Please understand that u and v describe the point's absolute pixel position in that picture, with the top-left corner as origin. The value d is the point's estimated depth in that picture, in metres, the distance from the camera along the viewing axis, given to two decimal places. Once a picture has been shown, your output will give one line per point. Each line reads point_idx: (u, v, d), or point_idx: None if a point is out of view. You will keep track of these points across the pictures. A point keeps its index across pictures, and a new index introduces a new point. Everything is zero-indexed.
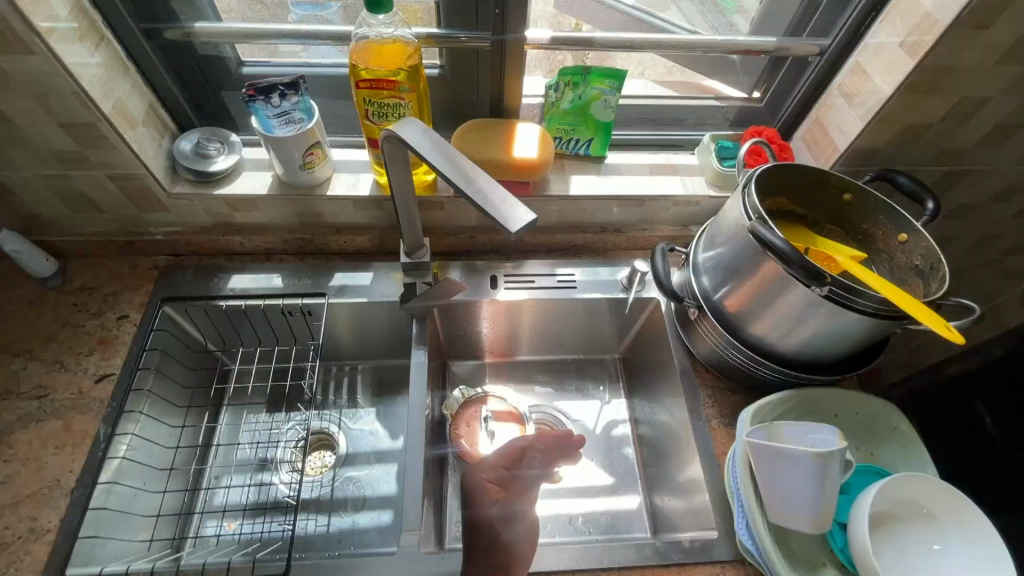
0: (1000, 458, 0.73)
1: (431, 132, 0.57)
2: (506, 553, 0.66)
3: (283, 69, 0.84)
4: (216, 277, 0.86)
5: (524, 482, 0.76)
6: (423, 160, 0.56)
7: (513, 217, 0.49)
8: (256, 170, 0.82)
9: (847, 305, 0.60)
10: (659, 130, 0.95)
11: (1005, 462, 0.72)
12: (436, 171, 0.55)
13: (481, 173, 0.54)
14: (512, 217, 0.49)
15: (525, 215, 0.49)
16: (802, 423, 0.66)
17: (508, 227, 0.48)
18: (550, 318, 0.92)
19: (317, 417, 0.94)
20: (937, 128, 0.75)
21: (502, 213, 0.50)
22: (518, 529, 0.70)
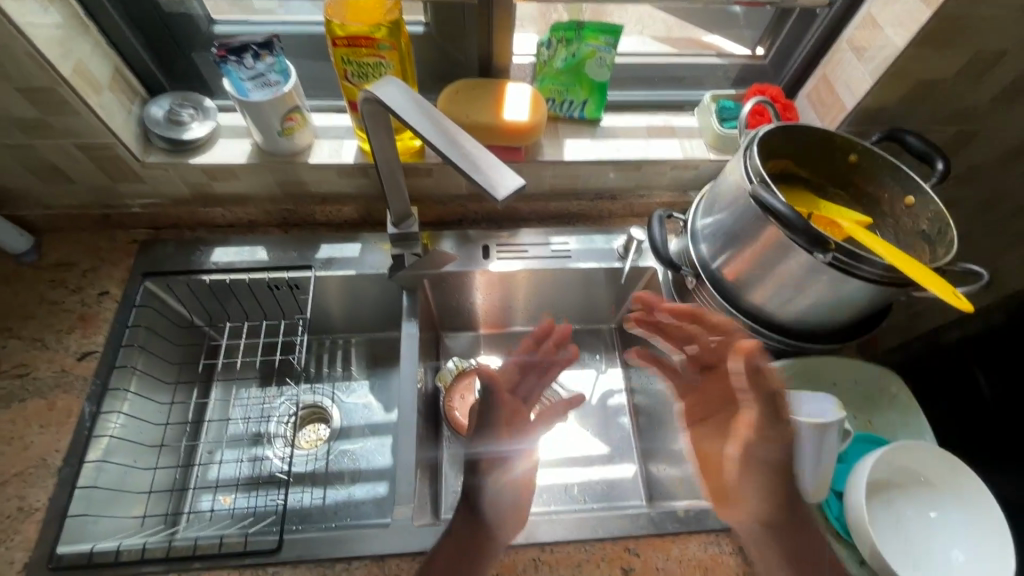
0: None
1: (411, 92, 0.53)
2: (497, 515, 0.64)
3: (258, 28, 0.78)
4: (199, 250, 0.83)
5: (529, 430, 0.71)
6: (404, 123, 0.52)
7: (501, 182, 0.46)
8: (233, 137, 0.78)
9: (850, 272, 0.58)
10: (657, 90, 0.91)
11: None
12: (420, 137, 0.51)
13: (467, 137, 0.50)
14: (501, 181, 0.46)
15: (513, 180, 0.46)
16: (801, 394, 0.65)
17: (495, 194, 0.46)
18: (545, 289, 0.90)
19: (310, 391, 0.93)
20: (949, 85, 0.71)
21: (488, 178, 0.47)
22: (506, 487, 0.66)
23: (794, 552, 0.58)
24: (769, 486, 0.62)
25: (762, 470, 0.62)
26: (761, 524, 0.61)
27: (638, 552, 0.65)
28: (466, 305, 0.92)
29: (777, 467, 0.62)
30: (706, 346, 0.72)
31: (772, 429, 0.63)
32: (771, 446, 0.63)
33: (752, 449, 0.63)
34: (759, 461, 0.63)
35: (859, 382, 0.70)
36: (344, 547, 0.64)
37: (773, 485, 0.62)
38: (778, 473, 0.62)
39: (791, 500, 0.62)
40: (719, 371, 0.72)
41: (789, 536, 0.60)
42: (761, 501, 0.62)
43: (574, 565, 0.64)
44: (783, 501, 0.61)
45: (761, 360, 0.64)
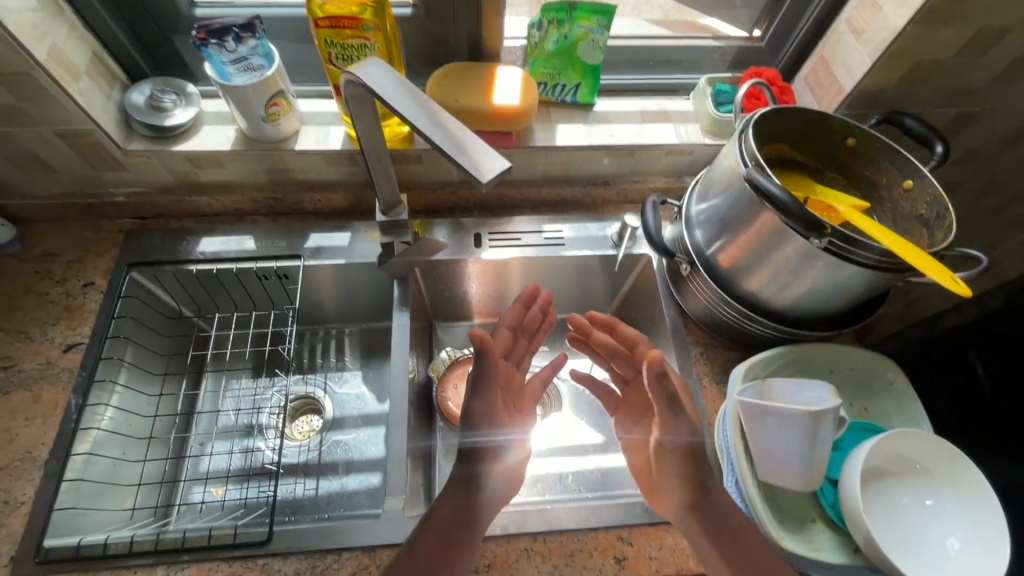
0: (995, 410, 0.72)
1: (395, 74, 0.52)
2: (494, 506, 0.62)
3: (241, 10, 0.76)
4: (185, 240, 0.81)
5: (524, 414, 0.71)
6: (387, 105, 0.51)
7: (487, 166, 0.45)
8: (218, 124, 0.76)
9: (846, 258, 0.57)
10: (652, 74, 0.89)
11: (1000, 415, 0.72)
12: (403, 120, 0.50)
13: (452, 120, 0.49)
14: (488, 163, 0.45)
15: (500, 162, 0.45)
16: (795, 380, 0.64)
17: (480, 178, 0.44)
18: (538, 277, 0.89)
19: (303, 381, 0.92)
20: (950, 65, 0.70)
21: (474, 161, 0.45)
22: (498, 481, 0.63)
23: (712, 533, 0.57)
24: (681, 475, 0.60)
25: (677, 458, 0.60)
26: (684, 510, 0.60)
27: (632, 541, 0.64)
28: (458, 294, 0.91)
29: (687, 452, 0.60)
30: (624, 362, 0.75)
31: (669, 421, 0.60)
32: (674, 434, 0.60)
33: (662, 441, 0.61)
34: (669, 453, 0.61)
35: (855, 370, 0.69)
36: (335, 539, 0.64)
37: (684, 472, 0.60)
38: (687, 459, 0.60)
39: (705, 484, 0.59)
40: (637, 385, 0.75)
41: (706, 515, 0.58)
42: (677, 488, 0.60)
43: (568, 555, 0.63)
44: (694, 484, 0.60)
45: (666, 363, 0.59)
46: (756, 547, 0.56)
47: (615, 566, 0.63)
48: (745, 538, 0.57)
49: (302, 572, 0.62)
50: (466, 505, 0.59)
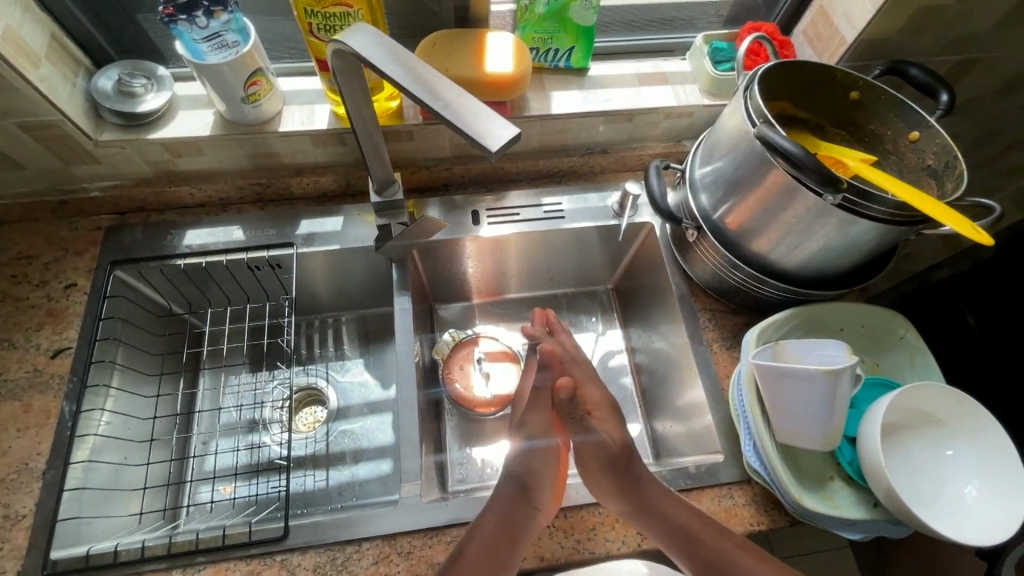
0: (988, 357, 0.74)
1: (385, 39, 0.49)
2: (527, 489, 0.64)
3: None
4: (170, 233, 0.77)
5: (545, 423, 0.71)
6: (381, 73, 0.47)
7: (491, 133, 0.42)
8: (194, 109, 0.72)
9: (859, 212, 0.55)
10: (647, 33, 0.85)
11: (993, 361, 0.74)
12: (396, 87, 0.47)
13: (451, 86, 0.46)
14: (493, 132, 0.42)
15: (507, 129, 0.42)
16: (808, 340, 0.63)
17: (487, 146, 0.42)
18: (538, 252, 0.87)
19: (304, 373, 0.91)
20: (954, 10, 0.67)
21: (476, 129, 0.43)
22: (536, 462, 0.67)
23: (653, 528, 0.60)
24: (615, 481, 0.63)
25: (604, 476, 0.64)
26: (624, 515, 0.61)
27: None
28: (458, 275, 0.89)
29: (607, 462, 0.65)
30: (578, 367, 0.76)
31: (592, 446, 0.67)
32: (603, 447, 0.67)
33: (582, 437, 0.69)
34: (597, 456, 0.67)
35: (866, 326, 0.69)
36: (352, 530, 0.62)
37: (611, 484, 0.63)
38: (618, 460, 0.65)
39: (633, 482, 0.62)
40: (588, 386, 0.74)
41: (651, 514, 0.60)
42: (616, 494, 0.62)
43: (590, 528, 0.63)
44: (629, 489, 0.62)
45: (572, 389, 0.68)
46: (704, 533, 0.59)
47: (637, 536, 0.62)
48: (689, 529, 0.59)
49: (321, 566, 0.61)
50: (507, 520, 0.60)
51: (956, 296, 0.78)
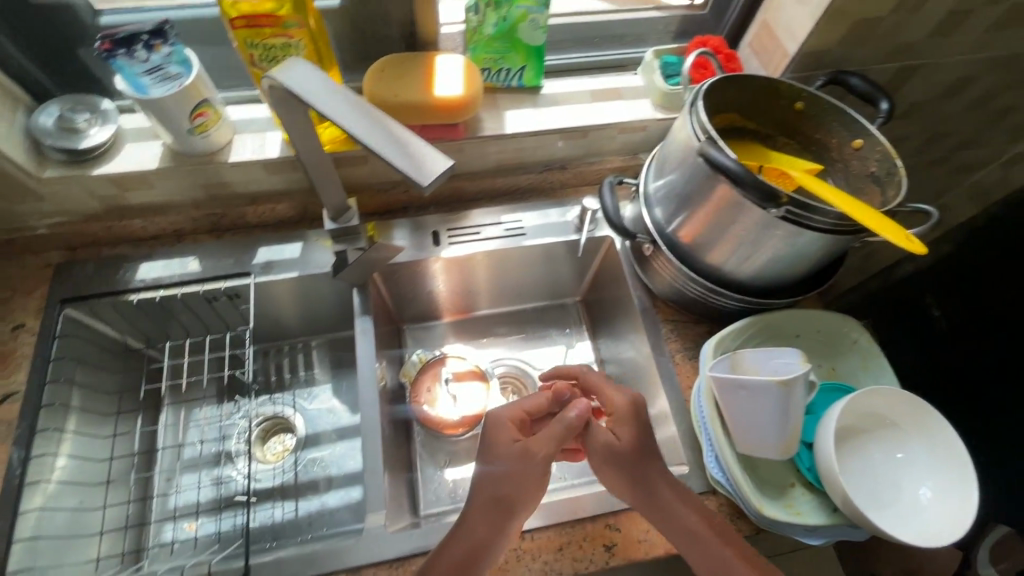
0: (951, 348, 0.81)
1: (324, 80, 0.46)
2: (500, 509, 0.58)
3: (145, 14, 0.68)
4: (123, 268, 0.76)
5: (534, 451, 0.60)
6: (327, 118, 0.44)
7: (426, 166, 0.42)
8: (140, 142, 0.71)
9: (804, 225, 0.56)
10: (599, 49, 0.86)
11: (956, 353, 0.80)
12: (337, 126, 0.44)
13: (405, 131, 0.43)
14: (427, 164, 0.42)
15: (441, 161, 0.42)
16: (765, 349, 0.64)
17: (420, 181, 0.41)
18: (504, 269, 0.87)
19: (270, 402, 0.90)
20: (889, 20, 0.69)
21: (412, 163, 0.42)
22: (501, 486, 0.59)
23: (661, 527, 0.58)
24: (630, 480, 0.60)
25: (615, 471, 0.61)
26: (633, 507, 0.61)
27: (619, 527, 0.64)
28: (424, 295, 0.89)
29: (619, 459, 0.61)
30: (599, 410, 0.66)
31: (603, 450, 0.62)
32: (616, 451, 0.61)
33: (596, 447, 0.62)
34: (613, 454, 0.61)
35: (822, 332, 0.70)
36: (317, 566, 0.61)
37: (620, 478, 0.60)
38: (629, 461, 0.60)
39: (644, 480, 0.59)
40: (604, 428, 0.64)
41: (663, 514, 0.58)
42: (628, 488, 0.60)
43: (557, 549, 0.63)
44: (638, 485, 0.59)
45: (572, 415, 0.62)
46: (711, 537, 0.57)
47: (604, 554, 0.63)
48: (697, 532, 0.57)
49: None
50: (476, 543, 0.56)
51: (925, 291, 0.84)
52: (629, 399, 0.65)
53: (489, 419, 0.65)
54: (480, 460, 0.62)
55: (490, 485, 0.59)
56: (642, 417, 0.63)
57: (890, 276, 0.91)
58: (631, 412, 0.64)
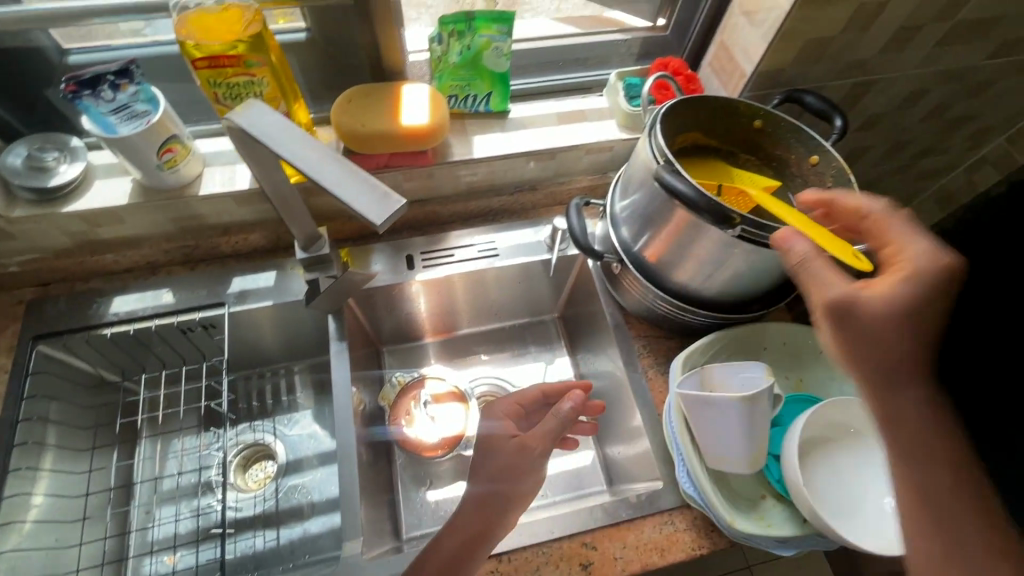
0: None
1: (282, 123, 0.46)
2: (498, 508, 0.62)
3: (112, 52, 0.69)
4: (95, 303, 0.76)
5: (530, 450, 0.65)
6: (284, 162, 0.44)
7: (377, 207, 0.41)
8: (111, 177, 0.71)
9: (761, 243, 0.58)
10: (565, 72, 0.88)
11: None
12: (295, 169, 0.44)
13: (358, 173, 0.43)
14: (375, 205, 0.41)
15: (393, 201, 0.42)
16: (731, 363, 0.66)
17: (372, 221, 0.41)
18: (480, 289, 0.88)
19: (250, 429, 0.90)
20: (839, 40, 0.71)
21: (363, 203, 0.41)
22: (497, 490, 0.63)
23: (903, 426, 0.46)
24: (922, 391, 0.46)
25: (877, 341, 0.47)
26: (884, 396, 0.47)
27: (595, 545, 0.65)
28: (402, 317, 0.90)
29: (883, 325, 0.46)
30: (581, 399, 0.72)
31: (874, 308, 0.47)
32: (881, 310, 0.46)
33: (836, 320, 0.48)
34: (864, 325, 0.47)
35: (787, 343, 0.72)
36: None
37: (870, 347, 0.47)
38: (894, 342, 0.46)
39: (916, 371, 0.46)
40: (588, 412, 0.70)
41: (911, 417, 0.46)
42: (885, 360, 0.47)
43: (533, 569, 0.63)
44: (916, 369, 0.46)
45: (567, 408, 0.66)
46: (940, 467, 0.45)
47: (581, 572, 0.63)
48: (935, 458, 0.45)
49: None
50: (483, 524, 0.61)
51: None
52: (937, 261, 0.47)
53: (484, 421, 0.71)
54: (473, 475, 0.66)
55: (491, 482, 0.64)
56: (937, 288, 0.46)
57: None
58: (940, 285, 0.46)
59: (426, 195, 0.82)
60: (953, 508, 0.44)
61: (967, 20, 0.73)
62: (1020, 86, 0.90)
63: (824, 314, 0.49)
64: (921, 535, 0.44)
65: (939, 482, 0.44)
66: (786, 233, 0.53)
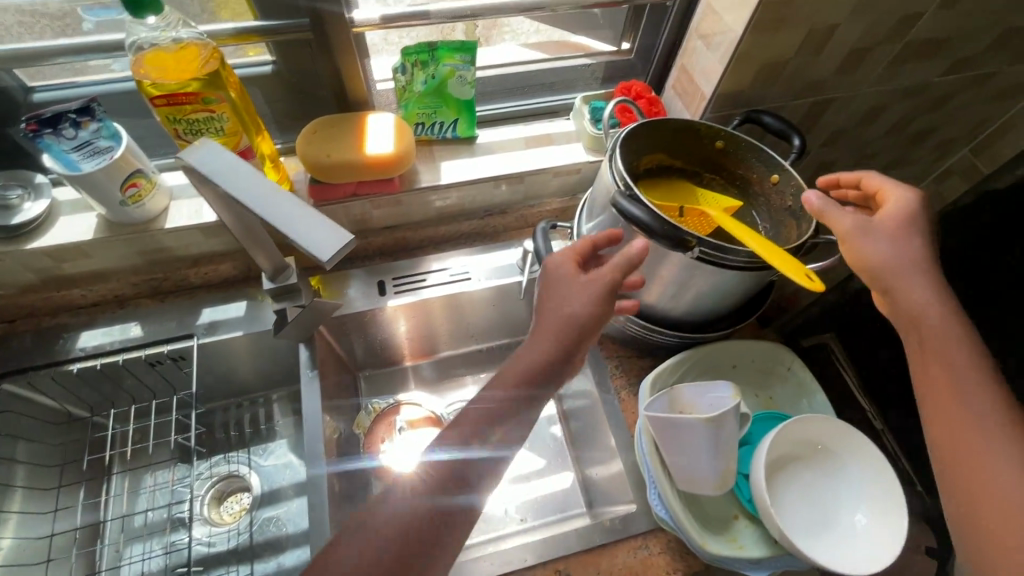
0: None
1: (231, 157, 0.46)
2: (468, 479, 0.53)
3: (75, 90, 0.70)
4: (63, 338, 0.76)
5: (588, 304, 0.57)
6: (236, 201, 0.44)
7: (325, 243, 0.41)
8: (76, 213, 0.71)
9: (721, 263, 0.59)
10: (532, 97, 0.89)
11: None
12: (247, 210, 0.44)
13: (307, 210, 0.43)
14: (325, 240, 0.42)
15: (343, 237, 0.42)
16: (699, 383, 0.65)
17: (320, 257, 0.41)
18: (455, 312, 0.88)
19: (224, 461, 0.88)
20: (794, 62, 0.73)
21: (310, 240, 0.41)
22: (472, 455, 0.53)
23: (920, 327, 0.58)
24: (931, 276, 0.58)
25: (887, 246, 0.59)
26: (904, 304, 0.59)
27: (569, 572, 0.64)
28: (377, 343, 0.90)
29: (891, 237, 0.60)
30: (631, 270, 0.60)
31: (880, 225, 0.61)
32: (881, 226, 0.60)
33: (861, 238, 0.60)
34: (874, 235, 0.60)
35: (756, 361, 0.72)
36: None
37: (882, 253, 0.59)
38: (904, 253, 0.59)
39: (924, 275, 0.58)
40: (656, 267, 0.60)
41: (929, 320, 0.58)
42: (898, 265, 0.59)
43: None
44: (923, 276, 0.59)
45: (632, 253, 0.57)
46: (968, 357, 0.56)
47: None
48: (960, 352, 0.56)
49: None
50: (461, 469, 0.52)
51: None
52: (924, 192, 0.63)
53: (545, 267, 0.62)
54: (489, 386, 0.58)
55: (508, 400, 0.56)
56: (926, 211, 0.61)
57: None
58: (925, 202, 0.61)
59: (396, 222, 0.83)
60: (957, 358, 0.56)
61: (916, 41, 0.75)
62: (975, 101, 0.92)
63: (848, 236, 0.60)
64: (959, 381, 0.55)
65: (954, 341, 0.56)
66: (808, 195, 0.62)
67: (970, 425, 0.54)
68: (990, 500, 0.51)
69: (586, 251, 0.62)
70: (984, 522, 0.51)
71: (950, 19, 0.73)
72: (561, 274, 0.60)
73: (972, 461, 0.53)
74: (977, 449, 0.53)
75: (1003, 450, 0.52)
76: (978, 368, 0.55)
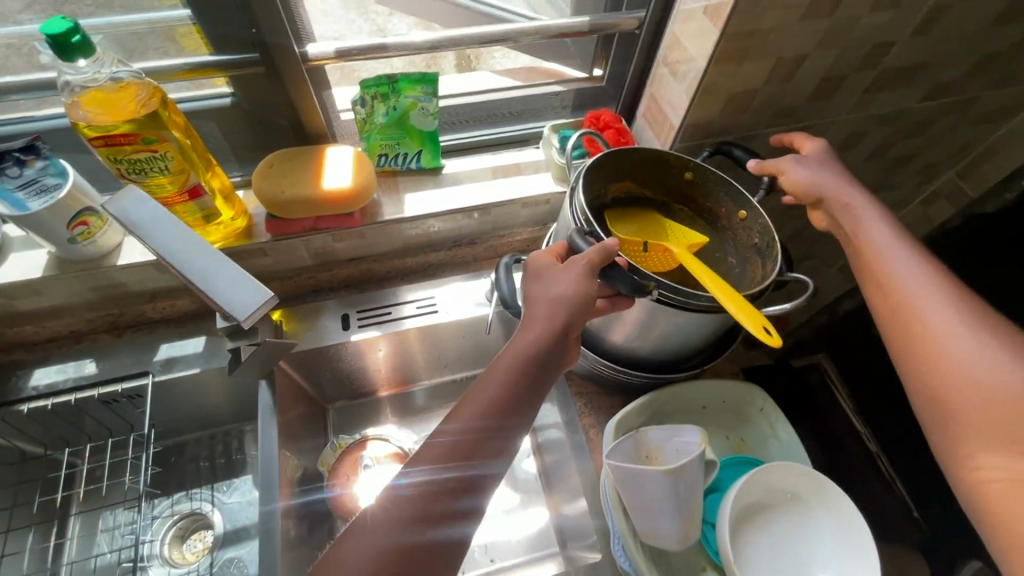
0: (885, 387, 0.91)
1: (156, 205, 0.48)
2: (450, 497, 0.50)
3: (12, 122, 0.67)
4: (15, 376, 0.74)
5: (551, 307, 0.55)
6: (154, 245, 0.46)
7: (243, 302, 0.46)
8: (28, 249, 0.70)
9: (682, 307, 0.56)
10: (501, 125, 0.88)
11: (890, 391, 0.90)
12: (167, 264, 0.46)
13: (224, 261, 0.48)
14: (246, 298, 0.47)
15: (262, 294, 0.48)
16: (665, 427, 0.62)
17: (237, 314, 0.45)
18: (423, 345, 0.86)
19: (187, 498, 0.85)
20: (764, 92, 0.71)
21: (228, 298, 0.46)
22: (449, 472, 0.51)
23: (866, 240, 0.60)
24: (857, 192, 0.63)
25: (816, 172, 0.65)
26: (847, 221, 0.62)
27: None
28: (345, 376, 0.88)
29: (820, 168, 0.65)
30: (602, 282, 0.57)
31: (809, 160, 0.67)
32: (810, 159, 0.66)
33: (798, 173, 0.66)
34: (804, 165, 0.66)
35: (726, 401, 0.70)
36: None
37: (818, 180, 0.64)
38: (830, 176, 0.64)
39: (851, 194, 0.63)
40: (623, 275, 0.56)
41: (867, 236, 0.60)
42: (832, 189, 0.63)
43: None
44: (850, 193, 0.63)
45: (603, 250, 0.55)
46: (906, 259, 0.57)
47: None
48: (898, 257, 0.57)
49: None
50: (439, 489, 0.50)
51: (873, 322, 0.93)
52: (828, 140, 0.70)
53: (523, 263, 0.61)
54: (443, 419, 0.53)
55: (468, 429, 0.52)
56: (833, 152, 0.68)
57: (836, 310, 0.99)
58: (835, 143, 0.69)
59: (362, 254, 0.81)
60: (902, 269, 0.56)
61: (890, 69, 0.73)
62: (956, 126, 0.90)
63: (785, 170, 0.66)
64: (910, 288, 0.55)
65: (900, 254, 0.57)
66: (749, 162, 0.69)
67: (925, 325, 0.53)
68: (953, 389, 0.50)
69: (566, 250, 0.62)
70: (956, 416, 0.49)
71: (924, 47, 0.71)
72: (536, 269, 0.59)
73: (932, 361, 0.52)
74: (935, 350, 0.52)
75: (959, 338, 0.51)
76: (929, 274, 0.55)
